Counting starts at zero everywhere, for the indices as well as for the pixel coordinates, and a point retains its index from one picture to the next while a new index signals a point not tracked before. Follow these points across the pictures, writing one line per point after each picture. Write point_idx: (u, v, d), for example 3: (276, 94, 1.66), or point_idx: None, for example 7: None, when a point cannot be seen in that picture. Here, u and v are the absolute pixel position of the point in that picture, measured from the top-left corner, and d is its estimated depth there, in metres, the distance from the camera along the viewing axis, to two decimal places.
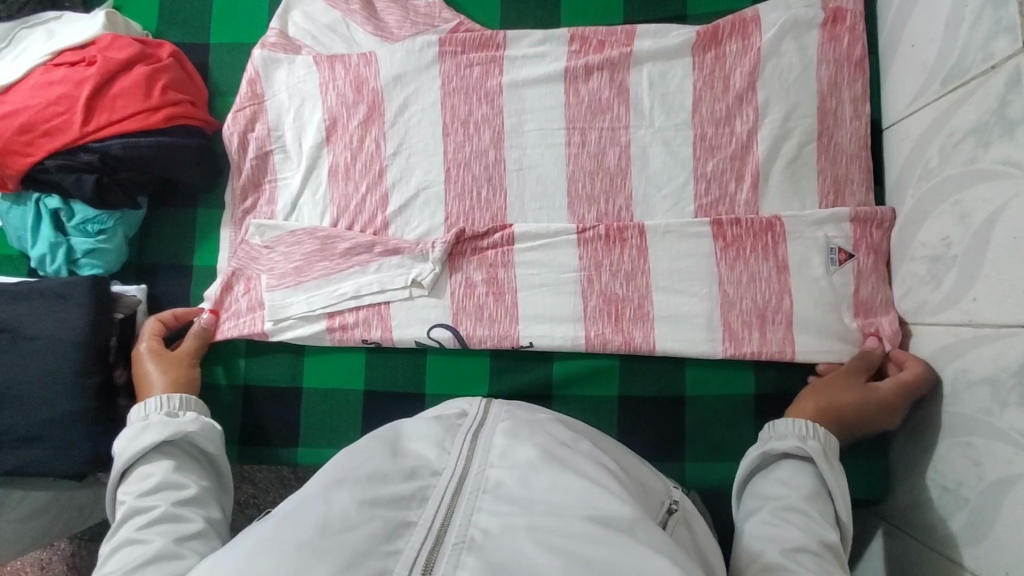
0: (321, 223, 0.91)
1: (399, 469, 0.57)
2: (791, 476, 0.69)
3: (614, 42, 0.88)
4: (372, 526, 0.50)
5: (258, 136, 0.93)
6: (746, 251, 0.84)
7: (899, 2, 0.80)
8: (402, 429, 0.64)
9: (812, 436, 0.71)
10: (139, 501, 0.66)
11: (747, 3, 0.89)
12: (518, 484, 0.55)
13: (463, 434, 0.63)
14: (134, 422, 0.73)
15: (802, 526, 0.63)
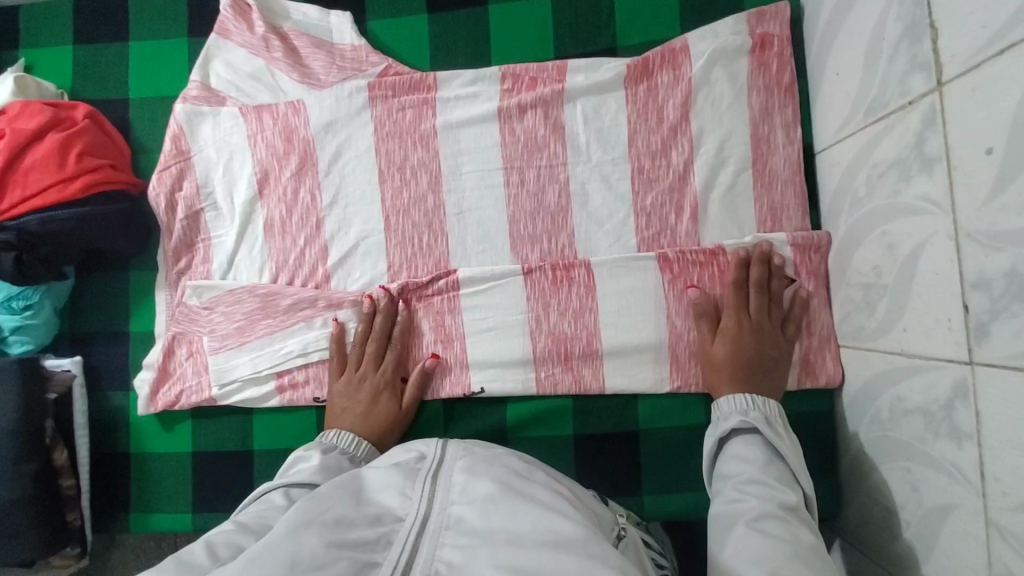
0: (260, 280, 0.89)
1: (362, 514, 0.53)
2: (746, 450, 0.70)
3: (546, 79, 0.87)
4: (338, 567, 0.47)
5: (187, 194, 0.89)
6: (692, 282, 0.84)
7: (823, 27, 0.80)
8: (361, 474, 0.59)
9: (753, 409, 0.74)
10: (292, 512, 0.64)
11: (677, 30, 0.88)
12: (479, 516, 0.52)
13: (424, 472, 0.58)
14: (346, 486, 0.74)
15: (765, 491, 0.64)
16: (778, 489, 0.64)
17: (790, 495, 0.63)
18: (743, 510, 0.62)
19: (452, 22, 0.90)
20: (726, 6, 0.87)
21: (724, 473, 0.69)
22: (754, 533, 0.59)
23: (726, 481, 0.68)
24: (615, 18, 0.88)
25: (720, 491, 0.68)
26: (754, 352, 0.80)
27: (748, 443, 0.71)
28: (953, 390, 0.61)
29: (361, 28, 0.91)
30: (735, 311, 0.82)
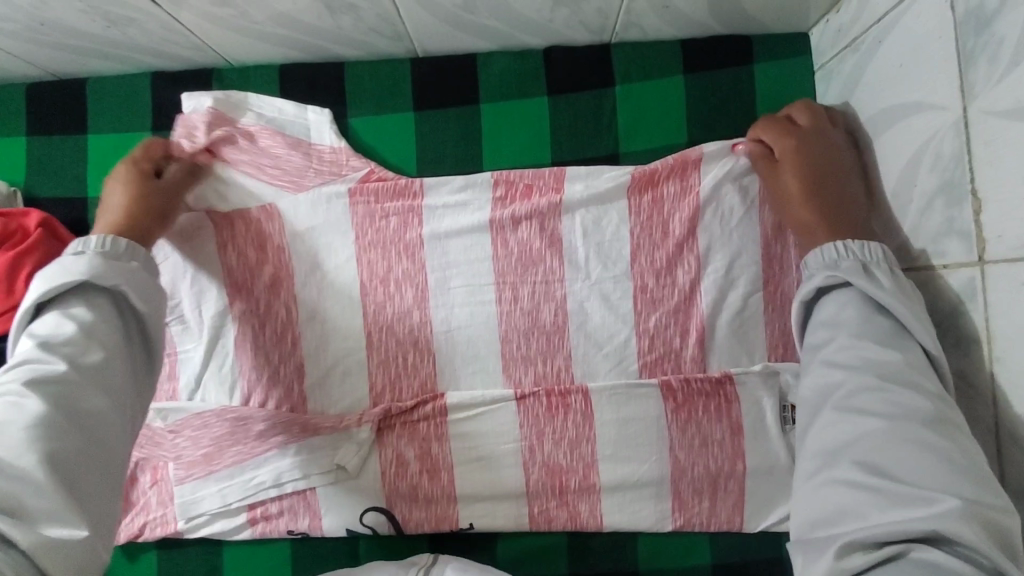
0: (230, 401, 0.81)
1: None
2: (839, 312, 0.62)
3: (542, 186, 0.80)
4: None
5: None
6: (697, 412, 0.78)
7: None
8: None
9: (844, 257, 0.63)
10: (45, 345, 0.61)
11: (684, 136, 0.81)
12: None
13: None
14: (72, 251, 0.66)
15: (857, 368, 0.58)
16: (872, 363, 0.57)
17: (921, 408, 0.53)
18: (835, 391, 0.58)
19: (441, 122, 0.83)
20: (736, 112, 0.81)
21: (810, 345, 0.63)
22: (838, 487, 0.53)
23: (813, 355, 0.63)
24: (617, 123, 0.82)
25: (807, 369, 0.63)
26: (819, 166, 0.70)
27: (836, 296, 0.63)
28: None
29: (344, 126, 0.84)
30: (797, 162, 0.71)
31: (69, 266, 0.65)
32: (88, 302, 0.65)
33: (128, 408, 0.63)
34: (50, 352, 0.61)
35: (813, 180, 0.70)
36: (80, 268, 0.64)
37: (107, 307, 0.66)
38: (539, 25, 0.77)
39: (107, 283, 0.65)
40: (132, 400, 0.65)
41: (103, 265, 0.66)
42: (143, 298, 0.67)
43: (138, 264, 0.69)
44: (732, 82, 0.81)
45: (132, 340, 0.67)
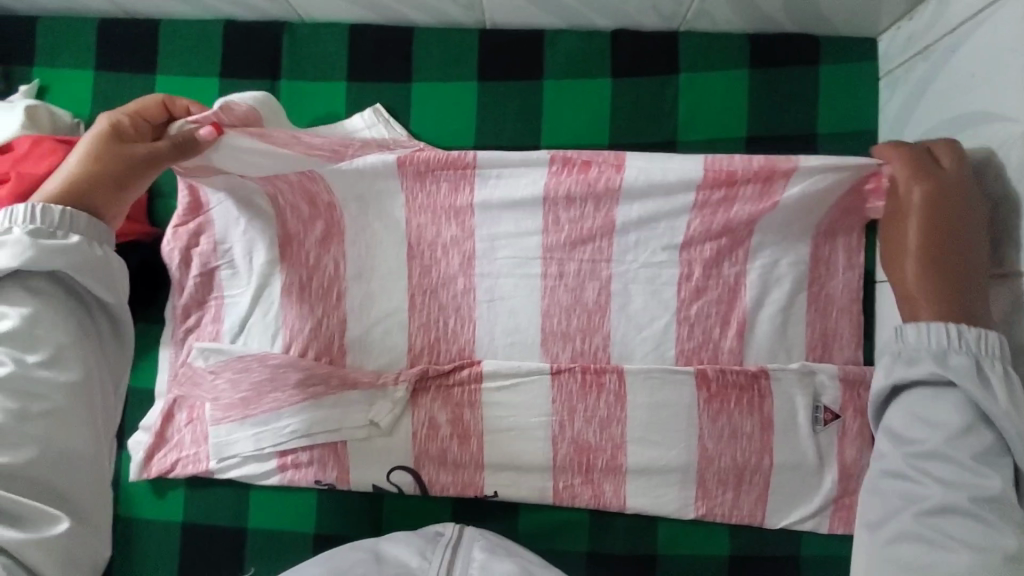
0: (272, 348, 0.82)
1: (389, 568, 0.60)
2: (933, 406, 0.59)
3: (601, 163, 0.77)
4: None
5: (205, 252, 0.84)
6: (731, 404, 0.78)
7: None
8: (383, 546, 0.67)
9: (955, 351, 0.59)
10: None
11: (742, 130, 0.82)
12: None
13: (443, 543, 0.65)
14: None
15: (949, 481, 0.55)
16: (969, 483, 0.55)
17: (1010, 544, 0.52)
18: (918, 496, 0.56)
19: (503, 94, 0.85)
20: (798, 110, 0.82)
21: (898, 437, 0.60)
22: None
23: (897, 447, 0.60)
24: (678, 111, 0.83)
25: (885, 455, 0.60)
26: (954, 227, 0.62)
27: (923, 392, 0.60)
28: None
29: (406, 90, 0.86)
30: (922, 215, 0.64)
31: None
32: (27, 284, 0.59)
33: (84, 395, 0.59)
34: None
35: (942, 242, 0.63)
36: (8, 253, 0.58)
37: (57, 287, 0.61)
38: (612, 6, 0.77)
39: (43, 267, 0.59)
40: (99, 378, 0.62)
41: (35, 244, 0.59)
42: (86, 277, 0.61)
43: (76, 236, 0.61)
44: (797, 81, 0.82)
45: (82, 316, 0.63)
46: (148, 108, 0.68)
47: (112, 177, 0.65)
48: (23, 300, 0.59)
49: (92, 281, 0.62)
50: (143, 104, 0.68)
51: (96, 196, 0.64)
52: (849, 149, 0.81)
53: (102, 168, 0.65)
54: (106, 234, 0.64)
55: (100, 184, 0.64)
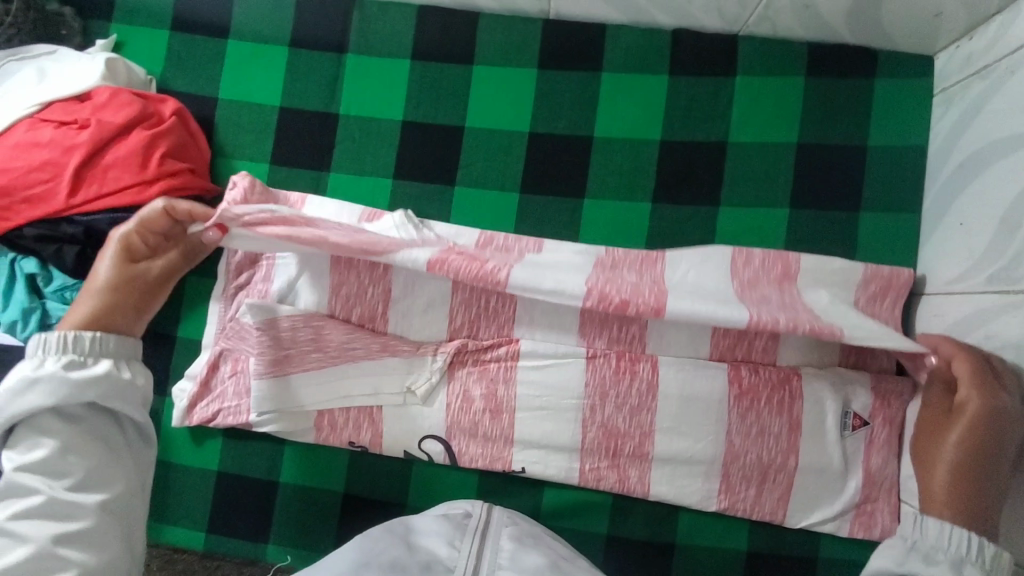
0: (318, 309, 0.85)
1: (418, 563, 0.60)
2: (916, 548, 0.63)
3: (640, 306, 0.71)
4: None
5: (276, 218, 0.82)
6: (762, 403, 0.79)
7: (951, 172, 0.76)
8: (412, 524, 0.68)
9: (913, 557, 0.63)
10: (27, 476, 0.61)
11: (794, 135, 0.83)
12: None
13: (471, 531, 0.66)
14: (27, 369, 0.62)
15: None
16: None
17: None
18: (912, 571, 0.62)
19: (560, 84, 0.86)
20: (850, 120, 0.83)
21: None
22: None
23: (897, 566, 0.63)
24: (731, 112, 0.84)
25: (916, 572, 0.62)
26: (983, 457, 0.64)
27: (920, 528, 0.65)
28: None
29: (467, 72, 0.88)
30: (969, 428, 0.65)
31: (28, 389, 0.61)
32: (61, 413, 0.63)
33: (112, 498, 0.63)
34: (28, 486, 0.60)
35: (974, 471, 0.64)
36: (41, 391, 0.61)
37: (95, 416, 0.65)
38: (677, 5, 0.79)
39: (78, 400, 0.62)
40: (131, 492, 0.66)
41: (68, 379, 0.62)
42: (122, 404, 0.65)
43: (106, 364, 0.65)
44: (852, 92, 0.83)
45: (111, 433, 0.65)
46: (155, 224, 0.74)
47: (136, 298, 0.72)
48: (55, 429, 0.62)
49: (125, 401, 0.65)
50: (148, 220, 0.73)
51: (118, 322, 0.69)
52: (899, 161, 0.82)
53: (121, 292, 0.71)
54: (133, 351, 0.69)
55: (124, 297, 0.71)
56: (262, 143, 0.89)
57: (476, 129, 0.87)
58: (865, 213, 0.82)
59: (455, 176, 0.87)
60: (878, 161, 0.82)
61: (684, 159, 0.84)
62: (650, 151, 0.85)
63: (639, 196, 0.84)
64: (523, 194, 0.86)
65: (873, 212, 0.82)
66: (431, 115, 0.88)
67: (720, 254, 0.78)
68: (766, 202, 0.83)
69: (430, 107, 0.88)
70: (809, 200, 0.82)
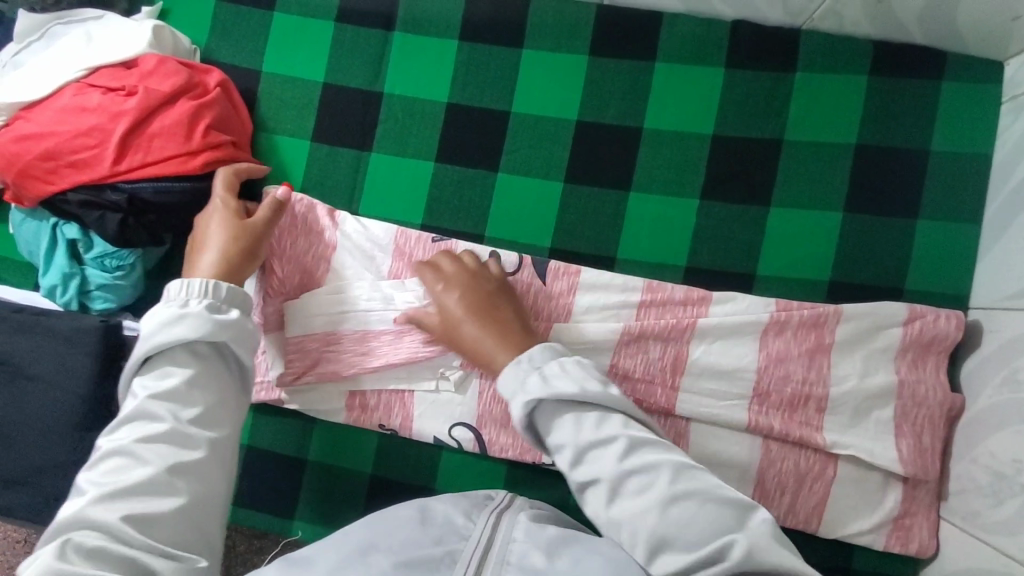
0: (358, 287, 0.82)
1: (428, 534, 0.58)
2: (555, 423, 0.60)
3: (651, 403, 0.78)
4: None
5: (307, 241, 0.83)
6: (803, 409, 0.77)
7: (1016, 184, 0.73)
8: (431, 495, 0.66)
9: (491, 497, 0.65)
10: (147, 403, 0.58)
11: (852, 136, 0.80)
12: (543, 559, 0.54)
13: (491, 506, 0.62)
14: (171, 304, 0.62)
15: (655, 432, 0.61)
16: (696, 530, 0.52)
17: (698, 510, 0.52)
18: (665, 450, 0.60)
19: (612, 72, 0.84)
20: (914, 123, 0.79)
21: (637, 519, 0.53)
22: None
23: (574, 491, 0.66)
24: (789, 109, 0.81)
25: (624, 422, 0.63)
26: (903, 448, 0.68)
27: (551, 412, 0.60)
28: None
29: (516, 55, 0.85)
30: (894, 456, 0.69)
31: (173, 324, 0.60)
32: (190, 349, 0.61)
33: (226, 457, 0.61)
34: (152, 411, 0.58)
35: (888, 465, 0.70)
36: (186, 327, 0.60)
37: (206, 352, 0.62)
38: None
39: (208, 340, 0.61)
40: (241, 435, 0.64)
41: (208, 320, 0.61)
42: (241, 348, 0.63)
43: (237, 312, 0.64)
44: (917, 94, 0.79)
45: (223, 376, 0.63)
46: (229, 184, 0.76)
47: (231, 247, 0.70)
48: (182, 361, 0.60)
49: (241, 346, 0.64)
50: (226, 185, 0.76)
51: (244, 268, 0.70)
52: (962, 169, 0.78)
53: (240, 237, 0.71)
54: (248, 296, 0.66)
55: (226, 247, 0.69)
56: (304, 118, 0.87)
57: (522, 114, 0.85)
58: (922, 221, 0.79)
59: (498, 163, 0.85)
60: (940, 167, 0.79)
61: (736, 155, 0.81)
62: (701, 146, 0.82)
63: (687, 191, 0.82)
64: (567, 183, 0.84)
65: (930, 220, 0.78)
66: (476, 98, 0.85)
67: (752, 330, 0.78)
68: (818, 204, 0.80)
69: (476, 90, 0.85)
70: (864, 203, 0.79)
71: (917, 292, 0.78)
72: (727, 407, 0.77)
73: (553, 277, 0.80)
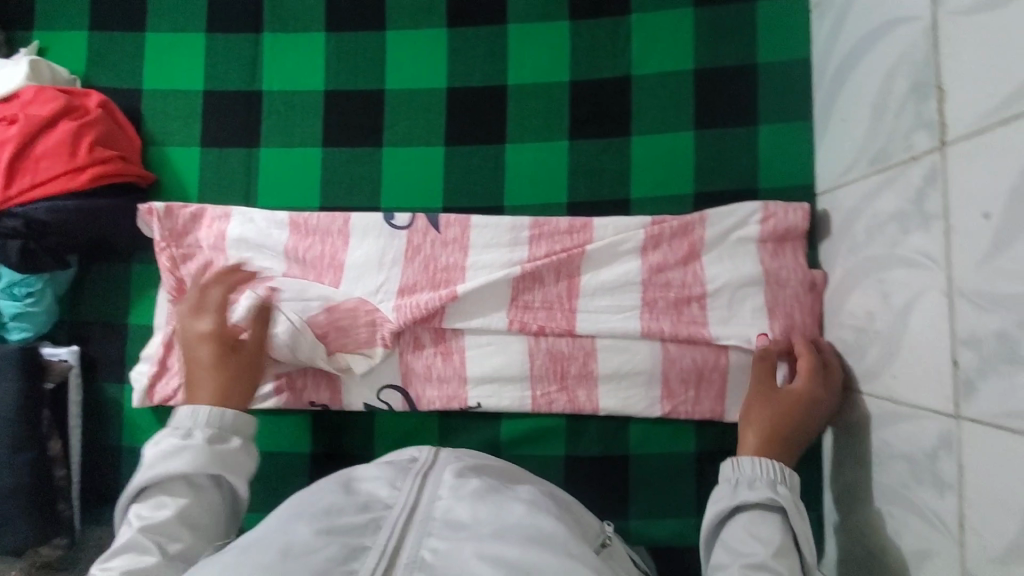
0: (265, 268, 0.88)
1: (354, 503, 0.63)
2: (756, 523, 0.68)
3: (554, 328, 0.86)
4: (330, 550, 0.56)
5: (196, 236, 0.87)
6: (686, 309, 0.86)
7: (833, 75, 0.82)
8: (352, 470, 0.70)
9: (780, 482, 0.70)
10: (143, 534, 0.66)
11: (691, 62, 0.89)
12: (461, 508, 0.62)
13: (413, 470, 0.69)
14: (177, 432, 0.71)
15: None
16: None
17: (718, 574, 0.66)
18: None
19: (471, 39, 0.91)
20: (742, 43, 0.88)
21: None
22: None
23: (734, 559, 0.66)
24: (632, 47, 0.89)
25: (726, 566, 0.66)
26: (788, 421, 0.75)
27: (748, 514, 0.69)
28: (939, 440, 0.61)
29: (381, 39, 0.91)
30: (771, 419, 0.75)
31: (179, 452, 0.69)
32: (187, 480, 0.70)
33: None
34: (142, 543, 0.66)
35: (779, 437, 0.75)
36: (190, 455, 0.69)
37: (201, 485, 0.70)
38: None
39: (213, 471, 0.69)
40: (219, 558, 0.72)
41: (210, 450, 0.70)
42: (232, 471, 0.71)
43: (238, 441, 0.73)
44: (740, 16, 0.89)
45: (213, 509, 0.71)
46: None
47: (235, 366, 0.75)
48: (181, 494, 0.69)
49: (239, 471, 0.72)
50: None
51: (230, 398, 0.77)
52: (787, 74, 0.88)
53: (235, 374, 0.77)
54: (227, 436, 0.73)
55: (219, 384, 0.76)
56: (190, 127, 0.91)
57: (395, 91, 0.91)
58: (763, 126, 0.88)
59: (381, 138, 0.90)
60: (770, 76, 0.88)
61: (594, 96, 0.90)
62: (563, 93, 0.90)
63: (557, 135, 0.90)
64: (448, 147, 0.90)
65: (769, 125, 0.88)
66: (350, 83, 0.91)
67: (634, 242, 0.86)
68: (673, 128, 0.89)
69: (349, 75, 0.91)
70: (712, 120, 0.88)
71: (771, 189, 0.87)
72: (624, 319, 0.85)
73: (446, 226, 0.88)
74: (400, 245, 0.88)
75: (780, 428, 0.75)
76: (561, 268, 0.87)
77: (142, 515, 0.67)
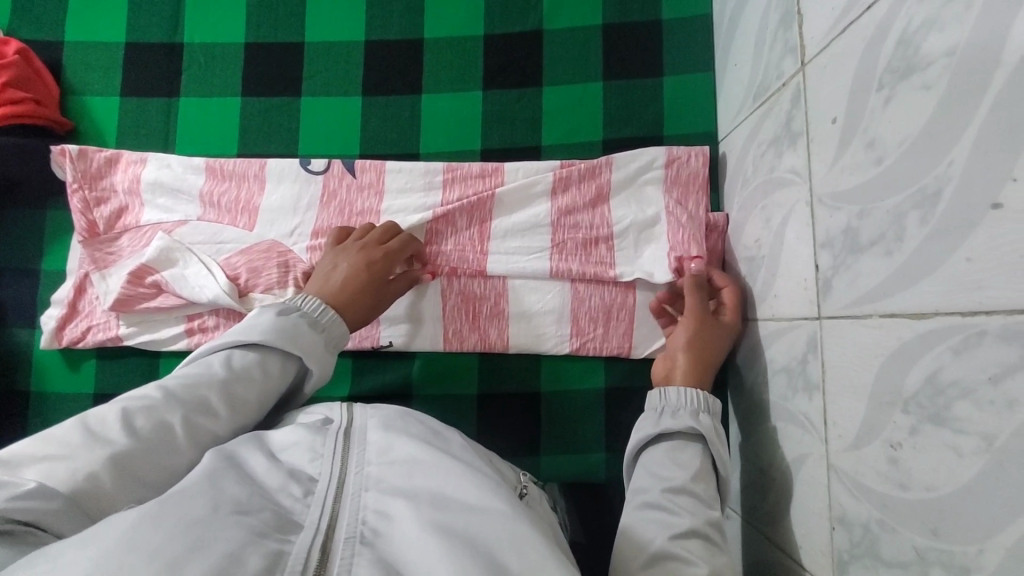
0: (180, 212, 0.89)
1: (276, 474, 0.48)
2: (681, 452, 0.68)
3: (465, 269, 0.87)
4: (263, 516, 0.42)
5: (110, 179, 0.89)
6: (596, 249, 0.87)
7: (727, 25, 0.87)
8: (268, 435, 0.55)
9: (704, 412, 0.71)
10: (226, 387, 0.60)
11: (598, 17, 0.93)
12: (398, 475, 0.48)
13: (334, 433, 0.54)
14: (311, 318, 0.69)
15: (691, 509, 0.62)
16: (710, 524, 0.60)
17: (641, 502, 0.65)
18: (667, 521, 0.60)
19: None
20: None
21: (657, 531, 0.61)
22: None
23: (656, 483, 0.65)
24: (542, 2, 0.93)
25: (645, 490, 0.65)
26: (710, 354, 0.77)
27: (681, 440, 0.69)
28: (807, 344, 0.64)
29: None
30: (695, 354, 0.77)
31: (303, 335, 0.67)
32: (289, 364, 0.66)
33: None
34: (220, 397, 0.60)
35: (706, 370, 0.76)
36: (309, 343, 0.66)
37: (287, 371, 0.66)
38: None
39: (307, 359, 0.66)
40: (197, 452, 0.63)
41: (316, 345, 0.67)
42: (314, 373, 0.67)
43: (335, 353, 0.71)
44: None
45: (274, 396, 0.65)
46: None
47: (360, 289, 0.76)
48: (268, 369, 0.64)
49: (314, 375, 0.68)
50: None
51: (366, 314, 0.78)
52: (689, 28, 0.92)
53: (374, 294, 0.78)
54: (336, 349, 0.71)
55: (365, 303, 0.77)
56: (110, 78, 0.93)
57: (314, 43, 0.93)
58: (667, 76, 0.92)
59: (300, 88, 0.93)
60: (673, 30, 0.92)
61: (506, 49, 0.93)
62: (476, 46, 0.93)
63: (470, 86, 0.93)
64: (365, 97, 0.93)
65: (672, 75, 0.92)
66: (270, 35, 0.94)
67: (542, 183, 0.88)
68: (582, 79, 0.92)
69: (269, 28, 0.94)
70: (618, 71, 0.92)
71: (674, 135, 0.91)
72: (534, 259, 0.87)
73: (361, 171, 0.90)
74: (315, 189, 0.89)
75: (707, 362, 0.77)
76: (473, 210, 0.89)
77: (222, 366, 0.62)
